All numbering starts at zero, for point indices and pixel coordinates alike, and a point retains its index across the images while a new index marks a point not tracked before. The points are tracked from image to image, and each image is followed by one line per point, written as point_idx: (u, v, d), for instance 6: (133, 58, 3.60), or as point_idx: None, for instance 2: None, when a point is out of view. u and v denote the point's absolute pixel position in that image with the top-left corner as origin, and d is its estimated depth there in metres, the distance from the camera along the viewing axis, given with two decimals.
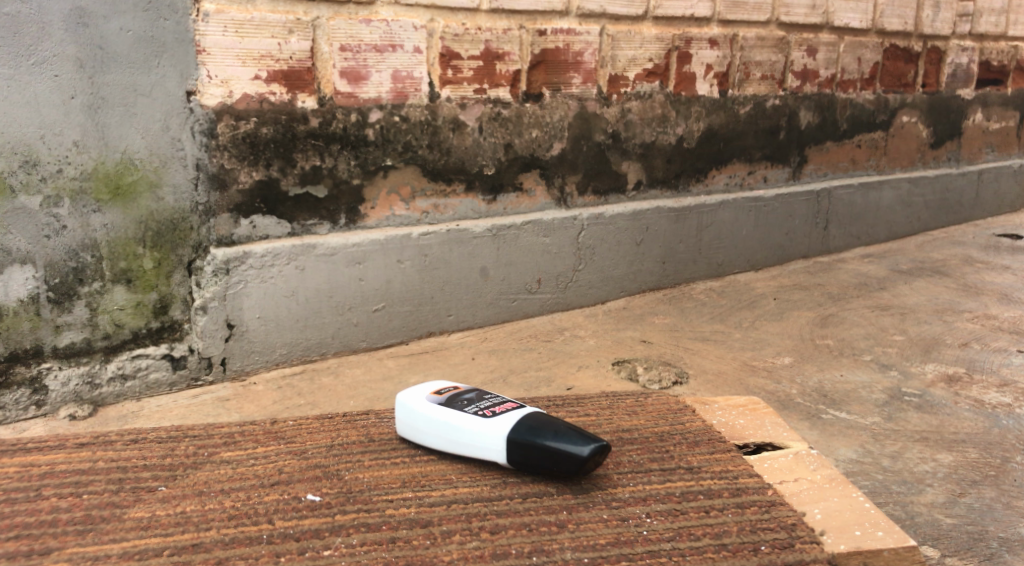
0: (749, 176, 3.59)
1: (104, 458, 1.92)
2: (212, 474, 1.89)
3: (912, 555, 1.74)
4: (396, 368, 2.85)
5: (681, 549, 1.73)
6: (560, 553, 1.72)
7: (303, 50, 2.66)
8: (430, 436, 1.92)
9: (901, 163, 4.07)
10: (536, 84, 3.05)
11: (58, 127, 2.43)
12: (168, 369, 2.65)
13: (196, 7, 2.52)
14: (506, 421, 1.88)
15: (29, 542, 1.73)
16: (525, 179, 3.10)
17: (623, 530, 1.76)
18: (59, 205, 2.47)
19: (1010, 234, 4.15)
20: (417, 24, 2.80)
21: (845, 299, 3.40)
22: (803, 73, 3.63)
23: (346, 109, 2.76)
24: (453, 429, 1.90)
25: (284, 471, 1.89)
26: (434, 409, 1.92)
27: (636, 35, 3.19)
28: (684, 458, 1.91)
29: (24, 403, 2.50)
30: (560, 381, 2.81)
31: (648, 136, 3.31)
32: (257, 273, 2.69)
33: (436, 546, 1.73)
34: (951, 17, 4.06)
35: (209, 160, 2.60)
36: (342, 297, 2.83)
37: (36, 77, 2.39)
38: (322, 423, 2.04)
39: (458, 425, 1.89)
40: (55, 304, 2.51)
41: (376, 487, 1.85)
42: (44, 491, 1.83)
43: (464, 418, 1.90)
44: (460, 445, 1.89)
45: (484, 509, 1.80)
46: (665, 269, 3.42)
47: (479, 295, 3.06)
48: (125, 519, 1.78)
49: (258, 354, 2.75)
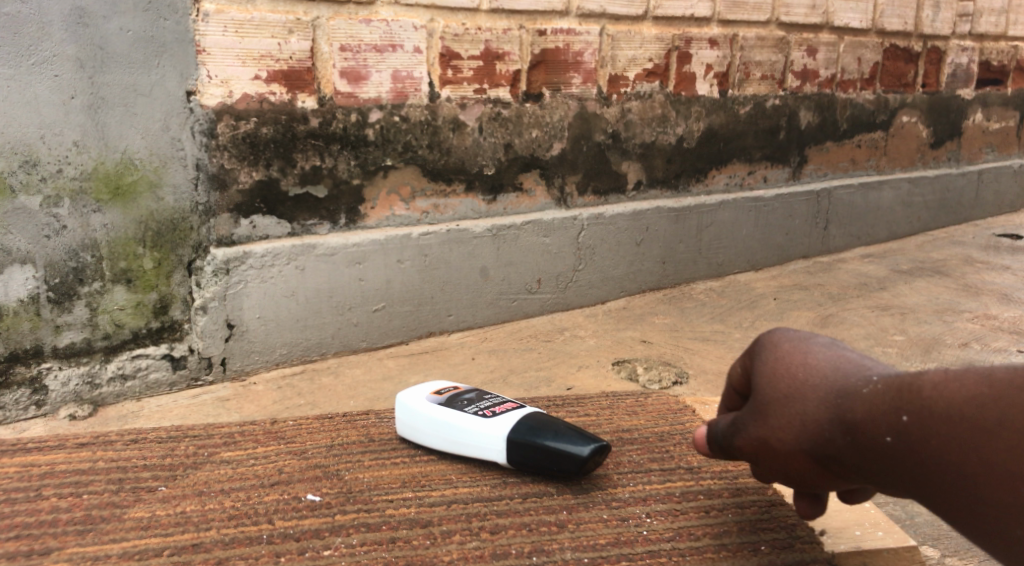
0: (749, 176, 3.59)
1: (103, 458, 1.97)
2: (212, 474, 1.92)
3: (912, 555, 1.74)
4: (396, 368, 2.85)
5: (681, 549, 1.73)
6: (561, 553, 1.72)
7: (303, 50, 2.66)
8: (430, 436, 1.93)
9: (902, 163, 4.07)
10: (536, 84, 3.04)
11: (58, 127, 2.43)
12: (168, 370, 2.65)
13: (196, 7, 2.52)
14: (504, 421, 1.88)
15: (29, 542, 1.75)
16: (525, 179, 3.10)
17: (623, 530, 1.76)
18: (59, 205, 2.47)
19: (1010, 234, 4.15)
20: (417, 24, 2.80)
21: (845, 300, 3.40)
22: (803, 72, 3.62)
23: (346, 109, 2.75)
24: (453, 430, 1.91)
25: (284, 471, 1.92)
26: (434, 409, 1.94)
27: (636, 35, 3.18)
28: (685, 458, 1.92)
29: (24, 403, 2.51)
30: (560, 381, 2.81)
31: (648, 135, 3.30)
32: (257, 273, 2.70)
33: (436, 545, 1.73)
34: (951, 17, 4.05)
35: (209, 160, 2.60)
36: (343, 297, 2.83)
37: (37, 78, 2.39)
38: (322, 422, 2.10)
39: (457, 425, 1.91)
40: (55, 304, 2.51)
41: (376, 487, 1.86)
42: (44, 491, 1.87)
43: (463, 418, 1.91)
44: (461, 445, 1.90)
45: (484, 509, 1.80)
46: (665, 269, 3.42)
47: (479, 295, 3.06)
48: (125, 519, 1.80)
49: (258, 354, 2.75)
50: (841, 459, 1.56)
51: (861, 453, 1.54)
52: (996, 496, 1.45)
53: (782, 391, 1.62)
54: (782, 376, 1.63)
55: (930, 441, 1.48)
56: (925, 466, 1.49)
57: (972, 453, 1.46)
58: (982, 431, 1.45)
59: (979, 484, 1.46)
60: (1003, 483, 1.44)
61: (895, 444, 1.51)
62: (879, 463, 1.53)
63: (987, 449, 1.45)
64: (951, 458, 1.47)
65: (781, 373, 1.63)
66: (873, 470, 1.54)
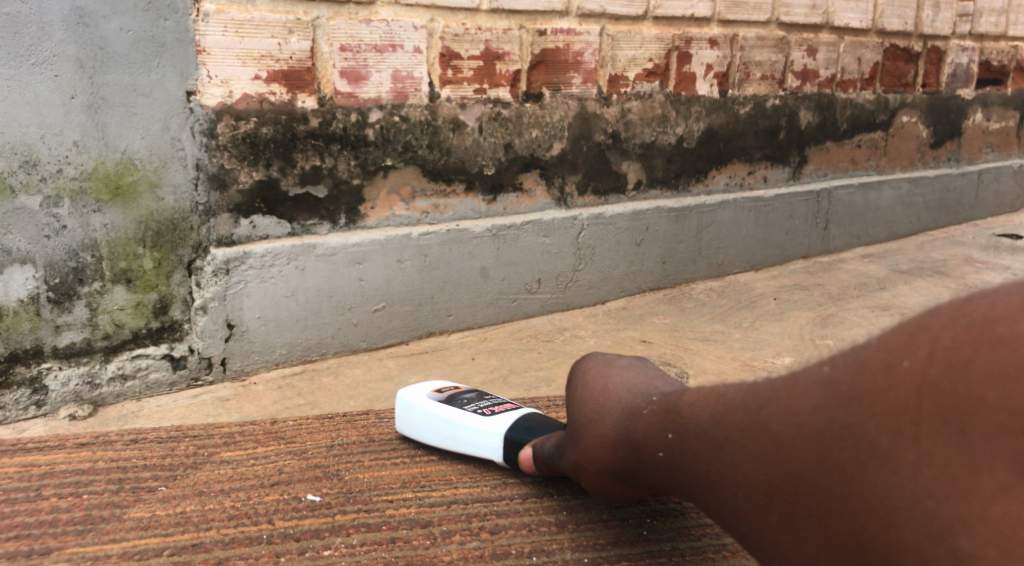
0: (749, 176, 3.59)
1: (103, 458, 1.98)
2: (212, 474, 1.94)
3: None
4: (396, 368, 2.85)
5: (682, 549, 1.79)
6: (560, 553, 1.77)
7: (303, 50, 2.66)
8: (429, 433, 2.02)
9: (902, 163, 4.07)
10: (536, 84, 3.04)
11: (58, 127, 2.43)
12: (168, 369, 2.65)
13: (196, 7, 2.52)
14: (501, 422, 1.97)
15: (29, 542, 1.76)
16: (525, 179, 3.10)
17: (623, 530, 1.83)
18: (59, 206, 2.46)
19: (1010, 234, 4.16)
20: (417, 24, 2.80)
21: (845, 299, 3.40)
22: (803, 72, 3.62)
23: (346, 109, 2.75)
24: (453, 427, 1.99)
25: (284, 471, 1.94)
26: (435, 407, 2.01)
27: (636, 35, 3.18)
28: None
29: (24, 403, 2.51)
30: (560, 381, 2.81)
31: (648, 136, 3.30)
32: (257, 273, 2.70)
33: (436, 545, 1.77)
34: (951, 18, 4.05)
35: (208, 160, 2.60)
36: (343, 297, 2.83)
37: (37, 78, 2.38)
38: (322, 423, 2.12)
39: (458, 422, 1.99)
40: (55, 304, 2.51)
41: (376, 487, 1.91)
42: (44, 491, 1.88)
43: (464, 416, 1.99)
44: (460, 442, 1.99)
45: (484, 509, 1.86)
46: (665, 269, 3.42)
47: (479, 295, 3.06)
48: (125, 519, 1.82)
49: (258, 354, 2.76)
50: (630, 476, 1.78)
51: (651, 474, 1.75)
52: (747, 517, 1.63)
53: (582, 414, 1.86)
54: (584, 402, 1.87)
55: (687, 465, 1.68)
56: (691, 487, 1.69)
57: (722, 479, 1.65)
58: (726, 457, 1.64)
59: (732, 502, 1.64)
60: (753, 505, 1.62)
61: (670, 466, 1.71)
62: (661, 480, 1.74)
63: (737, 473, 1.63)
64: (710, 480, 1.66)
65: (590, 398, 1.87)
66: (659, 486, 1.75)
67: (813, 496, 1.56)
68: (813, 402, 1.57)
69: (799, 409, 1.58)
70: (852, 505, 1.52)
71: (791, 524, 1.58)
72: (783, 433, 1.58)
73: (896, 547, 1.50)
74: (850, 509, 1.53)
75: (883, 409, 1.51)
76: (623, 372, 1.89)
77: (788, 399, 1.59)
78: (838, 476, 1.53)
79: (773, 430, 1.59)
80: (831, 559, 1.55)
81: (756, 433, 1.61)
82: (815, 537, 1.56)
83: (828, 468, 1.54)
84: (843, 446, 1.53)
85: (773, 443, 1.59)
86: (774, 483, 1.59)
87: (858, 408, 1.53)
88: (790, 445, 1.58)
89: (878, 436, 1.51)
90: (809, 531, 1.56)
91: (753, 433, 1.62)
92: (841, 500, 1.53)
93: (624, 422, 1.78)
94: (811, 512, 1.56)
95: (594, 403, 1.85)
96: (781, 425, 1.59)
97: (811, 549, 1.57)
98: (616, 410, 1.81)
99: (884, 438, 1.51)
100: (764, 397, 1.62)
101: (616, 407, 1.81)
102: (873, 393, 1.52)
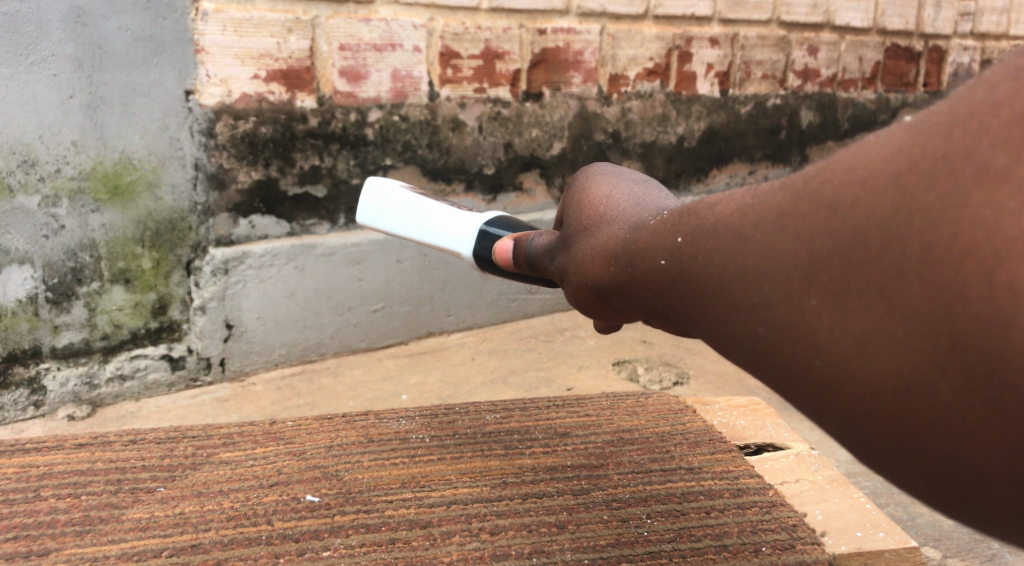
0: (749, 176, 3.60)
1: (102, 458, 1.97)
2: (212, 474, 1.93)
3: (912, 555, 1.83)
4: (396, 368, 2.87)
5: (681, 549, 1.79)
6: (561, 554, 1.77)
7: (302, 49, 2.63)
8: (397, 222, 2.02)
9: None
10: (536, 83, 3.02)
11: (57, 127, 2.41)
12: (167, 370, 2.68)
13: (196, 6, 2.50)
14: (473, 227, 1.93)
15: (27, 543, 1.76)
16: (525, 179, 3.11)
17: (624, 530, 1.82)
18: (58, 205, 2.45)
19: None
20: (417, 23, 2.77)
21: None
22: (803, 72, 3.60)
23: (346, 109, 2.74)
24: (421, 216, 1.99)
25: (284, 472, 1.94)
26: (408, 196, 2.02)
27: (636, 35, 3.14)
28: (686, 458, 2.01)
29: (23, 403, 2.52)
30: (559, 381, 2.80)
31: (648, 135, 3.29)
32: (257, 273, 2.72)
33: (436, 546, 1.76)
34: (952, 17, 4.00)
35: (208, 159, 2.60)
36: (343, 297, 2.86)
37: (35, 77, 2.36)
38: (322, 422, 2.11)
39: (428, 212, 1.99)
40: (54, 304, 2.51)
41: (375, 487, 1.90)
42: (43, 491, 1.88)
43: (436, 207, 1.99)
44: (427, 232, 1.98)
45: (484, 510, 1.85)
46: None
47: (479, 294, 3.10)
48: (124, 520, 1.81)
49: (257, 354, 2.79)
50: (629, 294, 1.50)
51: (652, 294, 1.45)
52: (774, 308, 1.33)
53: (581, 229, 1.64)
54: (588, 216, 1.64)
55: (703, 260, 1.38)
56: (701, 293, 1.39)
57: (749, 268, 1.35)
58: (758, 244, 1.35)
59: (755, 296, 1.34)
60: (787, 292, 1.32)
61: (678, 269, 1.41)
62: (660, 298, 1.44)
63: (769, 257, 1.34)
64: (724, 280, 1.37)
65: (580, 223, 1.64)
66: (653, 304, 1.46)
67: (877, 260, 1.28)
68: (891, 147, 1.30)
69: (867, 161, 1.31)
70: (943, 255, 1.27)
71: (838, 305, 1.30)
72: (843, 195, 1.30)
73: (1008, 293, 1.26)
74: (936, 262, 1.27)
75: (1003, 122, 1.26)
76: (632, 186, 1.66)
77: (851, 158, 1.32)
78: (923, 223, 1.27)
79: (830, 195, 1.31)
80: (895, 339, 1.28)
81: (803, 208, 1.32)
82: (870, 315, 1.29)
83: (908, 220, 1.28)
84: (934, 184, 1.27)
85: (825, 213, 1.31)
86: (823, 256, 1.30)
87: (962, 135, 1.27)
88: (854, 206, 1.30)
89: (993, 155, 1.26)
90: (865, 305, 1.29)
91: (795, 211, 1.33)
92: (925, 254, 1.27)
93: (629, 230, 1.53)
94: (873, 283, 1.28)
95: (597, 212, 1.63)
96: (838, 190, 1.31)
97: (863, 329, 1.29)
98: (622, 219, 1.58)
99: (1001, 158, 1.26)
100: (812, 170, 1.34)
101: (622, 216, 1.58)
102: (987, 110, 1.27)
